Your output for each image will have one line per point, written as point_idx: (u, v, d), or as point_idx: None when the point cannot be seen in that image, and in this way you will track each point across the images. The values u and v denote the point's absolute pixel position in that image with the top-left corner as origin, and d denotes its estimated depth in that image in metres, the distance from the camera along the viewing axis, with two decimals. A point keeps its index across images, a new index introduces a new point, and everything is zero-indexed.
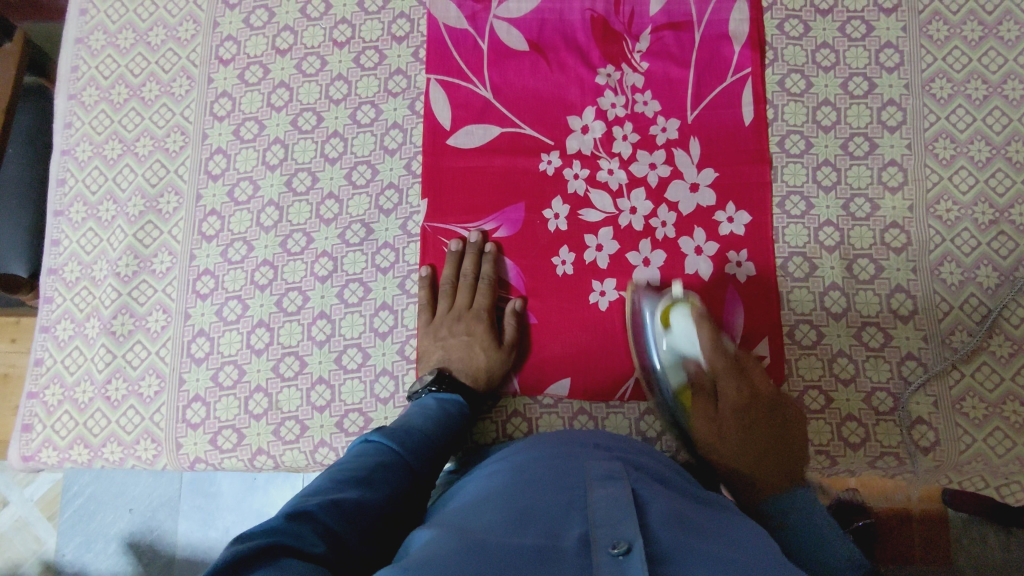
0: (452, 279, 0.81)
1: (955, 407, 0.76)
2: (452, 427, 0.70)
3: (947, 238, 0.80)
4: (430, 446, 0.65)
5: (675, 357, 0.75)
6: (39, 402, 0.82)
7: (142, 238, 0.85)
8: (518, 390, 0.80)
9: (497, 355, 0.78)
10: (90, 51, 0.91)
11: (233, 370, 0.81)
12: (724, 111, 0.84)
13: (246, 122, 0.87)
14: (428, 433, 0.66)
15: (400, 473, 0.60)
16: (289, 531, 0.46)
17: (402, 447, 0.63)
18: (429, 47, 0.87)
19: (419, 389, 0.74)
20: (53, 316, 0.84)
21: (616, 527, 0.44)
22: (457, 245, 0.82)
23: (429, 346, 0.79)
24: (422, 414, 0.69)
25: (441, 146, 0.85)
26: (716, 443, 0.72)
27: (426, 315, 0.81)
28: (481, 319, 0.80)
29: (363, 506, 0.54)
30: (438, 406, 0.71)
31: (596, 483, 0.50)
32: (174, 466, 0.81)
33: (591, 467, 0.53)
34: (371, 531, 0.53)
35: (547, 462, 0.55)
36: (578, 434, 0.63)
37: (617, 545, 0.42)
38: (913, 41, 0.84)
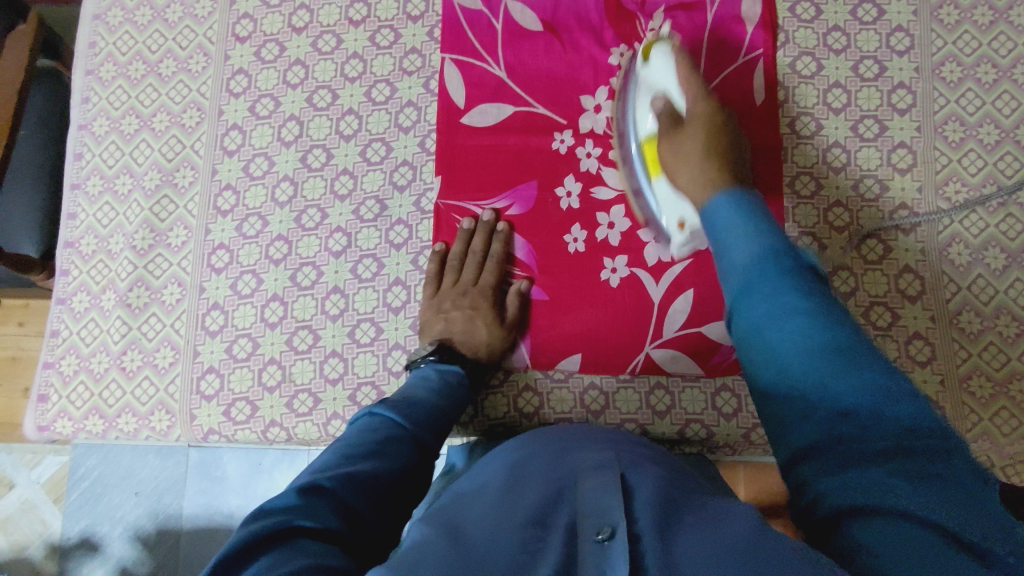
0: (460, 255, 0.82)
1: (961, 386, 0.77)
2: (457, 399, 0.70)
3: (956, 219, 0.81)
4: (435, 417, 0.66)
5: (648, 94, 0.75)
6: (55, 372, 0.83)
7: (158, 213, 0.86)
8: (519, 366, 0.81)
9: (499, 333, 0.79)
10: (108, 28, 0.92)
11: (246, 343, 0.82)
12: (736, 91, 0.85)
13: (262, 99, 0.88)
14: (433, 405, 0.67)
15: (408, 445, 0.60)
16: (302, 510, 0.47)
17: (409, 418, 0.63)
18: (443, 26, 0.87)
19: (419, 359, 0.75)
20: (70, 289, 0.85)
21: (602, 514, 0.44)
22: (469, 224, 0.82)
23: (430, 317, 0.79)
24: (425, 386, 0.69)
25: (455, 124, 0.85)
26: (684, 156, 0.68)
27: (431, 287, 0.81)
28: (488, 297, 0.80)
29: (376, 478, 0.54)
30: (441, 379, 0.71)
31: (588, 473, 0.50)
32: (188, 437, 0.82)
33: (584, 459, 0.53)
34: (384, 503, 0.54)
35: (539, 459, 0.54)
36: (569, 428, 0.62)
37: (600, 532, 0.42)
38: (924, 25, 0.85)
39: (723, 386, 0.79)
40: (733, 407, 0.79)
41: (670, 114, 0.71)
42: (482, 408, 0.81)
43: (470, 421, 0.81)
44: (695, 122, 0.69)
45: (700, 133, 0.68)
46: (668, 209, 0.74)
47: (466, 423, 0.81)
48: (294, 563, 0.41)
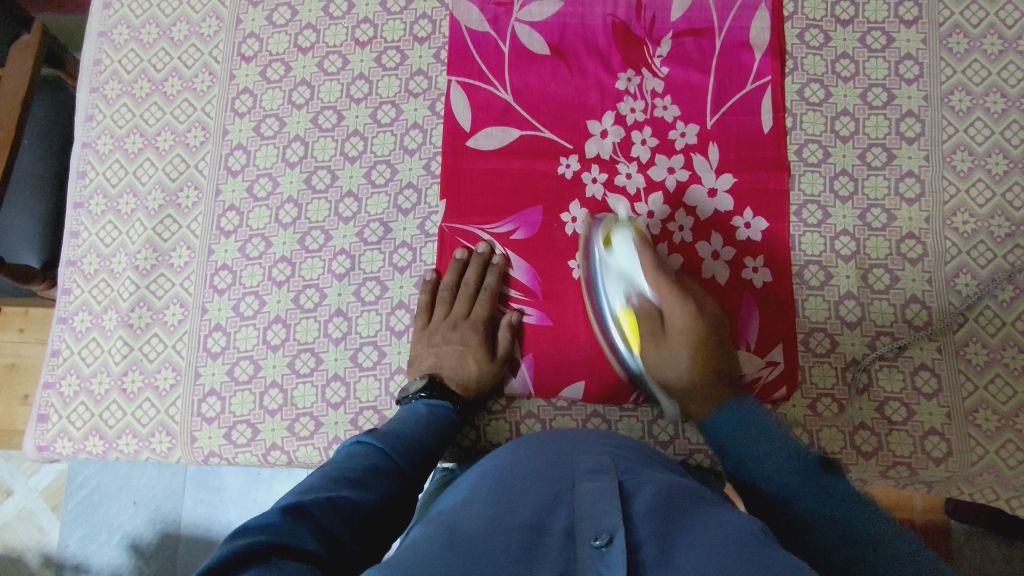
0: (452, 285, 0.81)
1: (968, 419, 0.77)
2: (442, 432, 0.70)
3: (963, 250, 0.80)
4: (418, 450, 0.65)
5: (620, 281, 0.77)
6: (55, 392, 0.83)
7: (161, 232, 0.85)
8: (512, 395, 0.81)
9: (490, 368, 0.78)
10: (113, 45, 0.91)
11: (248, 365, 0.82)
12: (743, 118, 0.84)
13: (267, 119, 0.87)
14: (418, 438, 0.66)
15: (391, 478, 0.60)
16: (284, 529, 0.46)
17: (394, 450, 0.63)
18: (450, 48, 0.87)
19: (409, 395, 0.75)
20: (71, 308, 0.85)
21: (600, 519, 0.45)
22: (463, 254, 0.82)
23: (422, 351, 0.79)
24: (413, 418, 0.69)
25: (460, 147, 0.85)
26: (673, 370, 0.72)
27: (422, 319, 0.81)
28: (478, 330, 0.80)
29: (356, 507, 0.54)
30: (428, 412, 0.71)
31: (584, 478, 0.51)
32: (188, 459, 0.81)
33: (580, 462, 0.54)
34: (362, 531, 0.53)
35: (537, 457, 0.55)
36: (567, 432, 0.63)
37: (598, 537, 0.43)
38: (933, 54, 0.85)
39: None
40: None
41: (647, 316, 0.74)
42: (483, 434, 0.80)
43: (472, 447, 0.80)
44: (676, 334, 0.72)
45: (684, 344, 0.72)
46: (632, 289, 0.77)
47: (466, 450, 0.80)
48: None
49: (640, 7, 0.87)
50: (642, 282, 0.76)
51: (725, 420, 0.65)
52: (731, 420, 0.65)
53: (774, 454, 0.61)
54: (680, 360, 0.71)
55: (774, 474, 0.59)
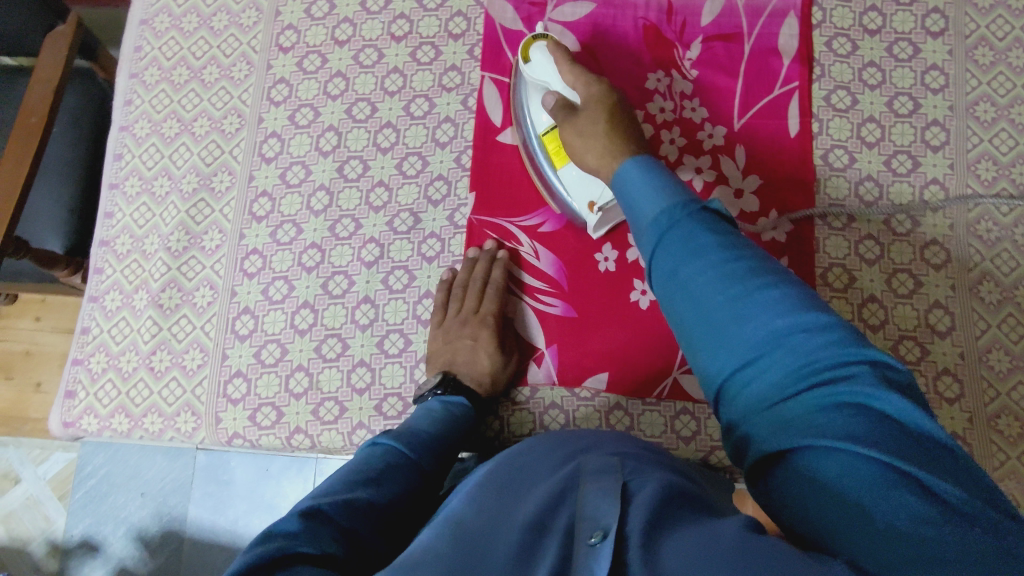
0: (464, 282, 0.81)
1: (989, 424, 0.77)
2: (458, 428, 0.69)
3: (986, 257, 0.81)
4: (434, 446, 0.64)
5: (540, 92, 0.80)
6: (84, 369, 0.84)
7: (194, 215, 0.87)
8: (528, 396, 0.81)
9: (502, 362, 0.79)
10: (154, 33, 0.93)
11: (275, 349, 0.82)
12: (770, 121, 0.86)
13: (302, 108, 0.89)
14: (435, 434, 0.66)
15: (409, 474, 0.59)
16: (304, 535, 0.45)
17: (409, 447, 0.62)
18: (484, 45, 0.89)
19: (425, 392, 0.75)
20: (103, 287, 0.86)
21: (597, 516, 0.43)
22: (474, 253, 0.83)
23: (438, 348, 0.80)
24: (427, 417, 0.68)
25: (491, 142, 0.87)
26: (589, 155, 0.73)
27: (437, 317, 0.81)
28: (489, 325, 0.79)
29: (375, 506, 0.52)
30: (444, 410, 0.70)
31: (590, 479, 0.50)
32: (212, 440, 0.82)
33: (586, 463, 0.53)
34: (382, 528, 0.52)
35: (547, 466, 0.56)
36: (578, 436, 0.62)
37: (594, 535, 0.41)
38: (959, 65, 0.86)
39: None
40: None
41: (563, 104, 0.76)
42: (506, 424, 0.81)
43: (494, 437, 0.81)
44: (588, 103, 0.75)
45: (597, 106, 0.74)
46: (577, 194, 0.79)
47: (489, 440, 0.81)
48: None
49: (671, 12, 0.89)
50: (557, 83, 0.78)
51: (634, 165, 0.60)
52: (633, 176, 0.59)
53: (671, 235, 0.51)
54: (600, 141, 0.72)
55: (653, 210, 0.54)
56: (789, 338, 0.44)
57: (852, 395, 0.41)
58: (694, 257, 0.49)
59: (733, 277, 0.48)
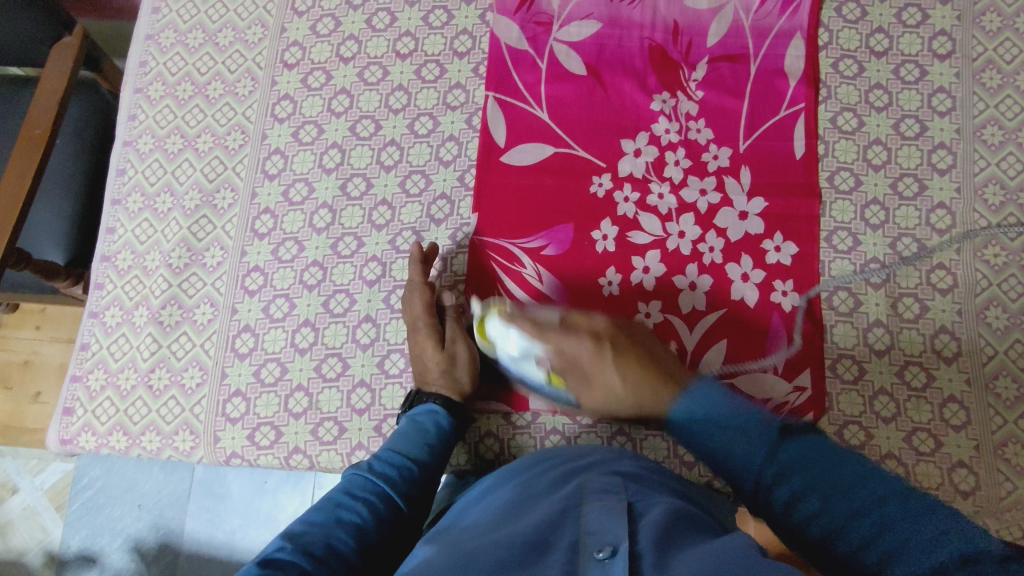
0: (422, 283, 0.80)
1: (996, 453, 0.76)
2: (435, 445, 0.70)
3: (994, 282, 0.80)
4: (408, 471, 0.66)
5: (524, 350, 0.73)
6: (82, 386, 0.83)
7: (195, 232, 0.86)
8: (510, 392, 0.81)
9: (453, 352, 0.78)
10: (159, 48, 0.93)
11: (275, 368, 0.82)
12: (776, 143, 0.85)
13: (306, 125, 0.89)
14: (411, 458, 0.67)
15: (381, 505, 0.61)
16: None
17: (385, 475, 0.64)
18: (489, 64, 0.89)
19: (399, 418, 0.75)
20: (103, 303, 0.85)
21: (604, 533, 0.45)
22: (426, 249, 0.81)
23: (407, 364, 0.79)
24: (401, 438, 0.70)
25: (495, 162, 0.86)
26: (602, 392, 0.68)
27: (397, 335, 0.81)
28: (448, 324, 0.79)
29: (341, 543, 0.56)
30: (423, 429, 0.71)
31: (592, 497, 0.51)
32: (210, 459, 0.81)
33: (590, 482, 0.55)
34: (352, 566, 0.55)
35: (546, 484, 0.57)
36: (580, 454, 0.64)
37: (602, 549, 0.43)
38: (966, 88, 0.86)
39: None
40: None
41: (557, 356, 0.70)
42: (507, 447, 0.80)
43: (495, 459, 0.80)
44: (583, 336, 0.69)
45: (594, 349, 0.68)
46: None
47: (490, 463, 0.80)
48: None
49: (677, 32, 0.89)
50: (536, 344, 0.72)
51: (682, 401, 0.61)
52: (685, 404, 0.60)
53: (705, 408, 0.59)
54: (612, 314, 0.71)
55: (690, 413, 0.59)
56: (822, 464, 0.54)
57: (896, 507, 0.49)
58: (733, 420, 0.57)
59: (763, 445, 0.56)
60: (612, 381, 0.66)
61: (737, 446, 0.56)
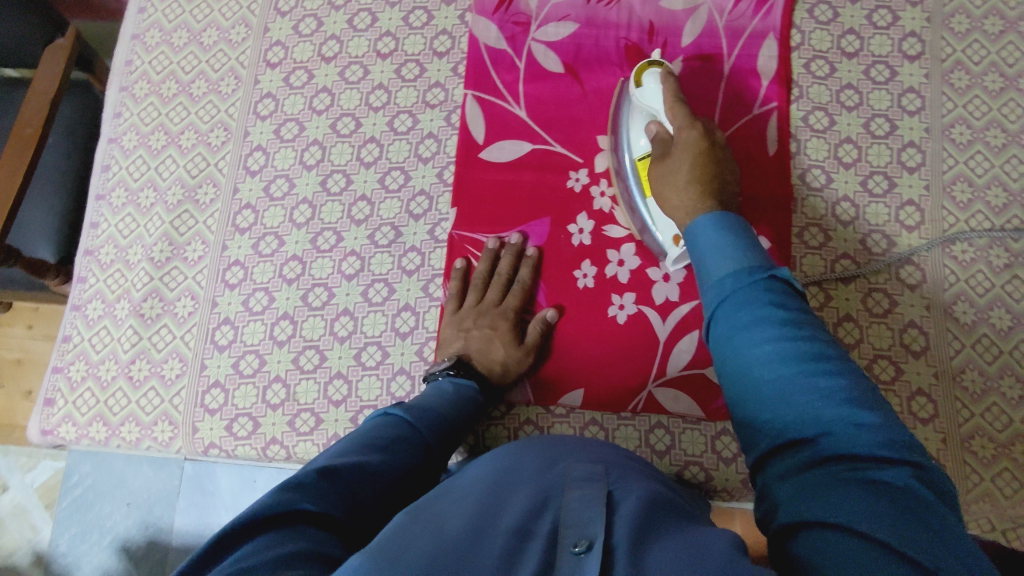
0: (485, 274, 0.83)
1: (963, 445, 0.77)
2: (468, 411, 0.72)
3: (961, 278, 0.82)
4: (445, 424, 0.68)
5: (643, 121, 0.80)
6: (63, 377, 0.84)
7: (177, 226, 0.88)
8: (530, 399, 0.82)
9: (516, 354, 0.79)
10: (145, 47, 0.95)
11: (253, 360, 0.83)
12: (749, 141, 0.87)
13: (287, 123, 0.90)
14: (443, 414, 0.69)
15: (417, 449, 0.63)
16: (311, 492, 0.50)
17: (420, 423, 0.66)
18: (468, 63, 0.90)
19: (436, 371, 0.76)
20: (86, 296, 0.87)
21: (584, 525, 0.44)
22: (495, 244, 0.84)
23: (451, 335, 0.81)
24: (438, 396, 0.71)
25: (473, 158, 0.87)
26: (673, 183, 0.73)
27: (454, 304, 0.83)
28: (508, 318, 0.81)
29: (383, 471, 0.57)
30: (454, 390, 0.73)
31: (574, 486, 0.51)
32: (188, 450, 0.82)
33: (572, 471, 0.55)
34: (387, 495, 0.56)
35: (528, 466, 0.57)
36: (562, 441, 0.64)
37: (579, 543, 0.42)
38: (935, 88, 0.87)
39: (722, 431, 0.79)
40: (732, 452, 0.79)
41: (660, 139, 0.77)
42: (482, 439, 0.81)
43: (470, 450, 0.81)
44: (682, 150, 0.74)
45: (691, 156, 0.73)
46: (662, 226, 0.78)
47: (465, 453, 0.82)
48: (290, 548, 0.44)
49: (653, 32, 0.90)
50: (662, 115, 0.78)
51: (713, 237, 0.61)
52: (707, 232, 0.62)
53: (760, 298, 0.53)
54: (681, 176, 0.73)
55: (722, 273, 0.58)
56: (841, 428, 0.44)
57: (863, 447, 0.43)
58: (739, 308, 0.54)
59: (798, 338, 0.50)
60: (682, 166, 0.73)
61: (752, 336, 0.51)
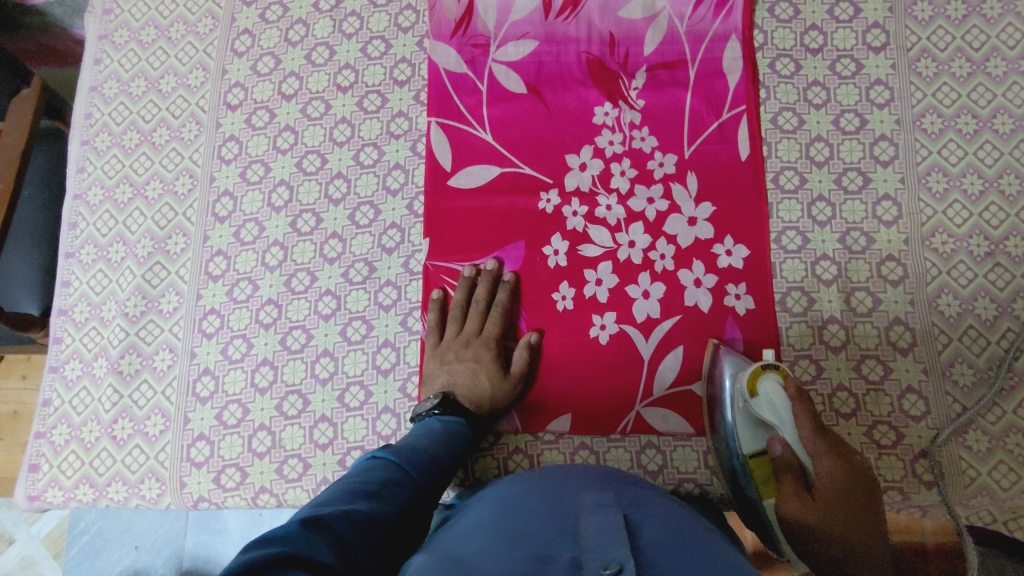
0: (462, 303, 0.82)
1: (958, 440, 0.76)
2: (456, 447, 0.71)
3: (943, 270, 0.81)
4: (435, 465, 0.67)
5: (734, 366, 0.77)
6: (46, 442, 0.83)
7: (150, 279, 0.87)
8: (520, 428, 0.81)
9: (503, 385, 0.79)
10: (104, 99, 0.94)
11: (236, 409, 0.82)
12: (719, 147, 0.86)
13: (252, 165, 0.89)
14: (432, 453, 0.68)
15: (407, 491, 0.62)
16: (301, 541, 0.48)
17: (409, 464, 0.65)
18: (429, 91, 0.89)
19: (422, 412, 0.75)
20: (63, 357, 0.86)
21: (605, 549, 0.47)
22: (470, 272, 0.83)
23: (435, 369, 0.80)
24: (424, 436, 0.70)
25: (442, 186, 0.86)
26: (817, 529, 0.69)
27: (434, 337, 0.82)
28: (490, 348, 0.81)
29: (373, 518, 0.56)
30: (442, 429, 0.72)
31: (588, 512, 0.53)
32: (177, 505, 0.81)
33: (583, 500, 0.56)
34: (377, 543, 0.55)
35: (538, 495, 0.59)
36: (571, 472, 0.64)
37: (607, 565, 0.45)
38: (902, 78, 0.86)
39: (714, 445, 0.78)
40: None
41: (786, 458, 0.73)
42: (471, 471, 0.81)
43: (460, 484, 0.81)
44: (822, 484, 0.70)
45: (826, 494, 0.69)
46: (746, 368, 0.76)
47: (455, 487, 0.81)
48: None
49: (614, 44, 0.89)
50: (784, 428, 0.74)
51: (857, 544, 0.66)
52: None
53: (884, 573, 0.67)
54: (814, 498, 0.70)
55: None
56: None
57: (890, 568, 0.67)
58: None
59: None
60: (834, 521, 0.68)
61: None
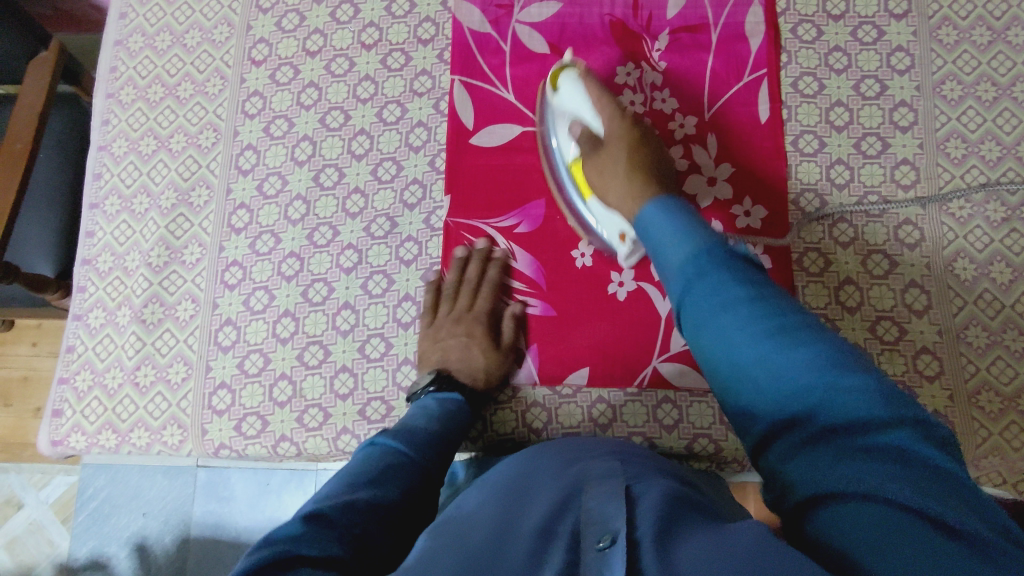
0: (455, 283, 0.83)
1: (970, 400, 0.77)
2: (456, 423, 0.71)
3: (960, 235, 0.81)
4: (435, 442, 0.66)
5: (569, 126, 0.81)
6: (70, 388, 0.84)
7: (173, 230, 0.88)
8: (535, 381, 0.82)
9: (496, 355, 0.79)
10: (128, 53, 0.95)
11: (258, 358, 0.83)
12: (740, 110, 0.86)
13: (276, 120, 0.90)
14: (431, 431, 0.67)
15: (410, 472, 0.61)
16: (308, 535, 0.46)
17: (409, 447, 0.63)
18: (453, 50, 0.90)
19: (418, 391, 0.75)
20: (86, 305, 0.87)
21: (605, 522, 0.41)
22: (463, 252, 0.83)
23: (428, 348, 0.80)
24: (423, 415, 0.69)
25: (464, 144, 0.87)
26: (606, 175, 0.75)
27: (426, 318, 0.82)
28: (481, 321, 0.81)
29: (377, 506, 0.54)
30: (439, 407, 0.71)
31: (595, 478, 0.50)
32: (199, 451, 0.82)
33: (593, 466, 0.53)
34: (387, 528, 0.53)
35: (548, 466, 0.56)
36: (581, 439, 0.62)
37: (601, 539, 0.39)
38: (924, 45, 0.87)
39: None
40: None
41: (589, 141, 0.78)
42: (490, 424, 0.81)
43: (478, 437, 0.82)
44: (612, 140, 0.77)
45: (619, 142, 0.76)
46: (606, 223, 0.79)
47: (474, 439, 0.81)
48: None
49: (637, 6, 0.90)
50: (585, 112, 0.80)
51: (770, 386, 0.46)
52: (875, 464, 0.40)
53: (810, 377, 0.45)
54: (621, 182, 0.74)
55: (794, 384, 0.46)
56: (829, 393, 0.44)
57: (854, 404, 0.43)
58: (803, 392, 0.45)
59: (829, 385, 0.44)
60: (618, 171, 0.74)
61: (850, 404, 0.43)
